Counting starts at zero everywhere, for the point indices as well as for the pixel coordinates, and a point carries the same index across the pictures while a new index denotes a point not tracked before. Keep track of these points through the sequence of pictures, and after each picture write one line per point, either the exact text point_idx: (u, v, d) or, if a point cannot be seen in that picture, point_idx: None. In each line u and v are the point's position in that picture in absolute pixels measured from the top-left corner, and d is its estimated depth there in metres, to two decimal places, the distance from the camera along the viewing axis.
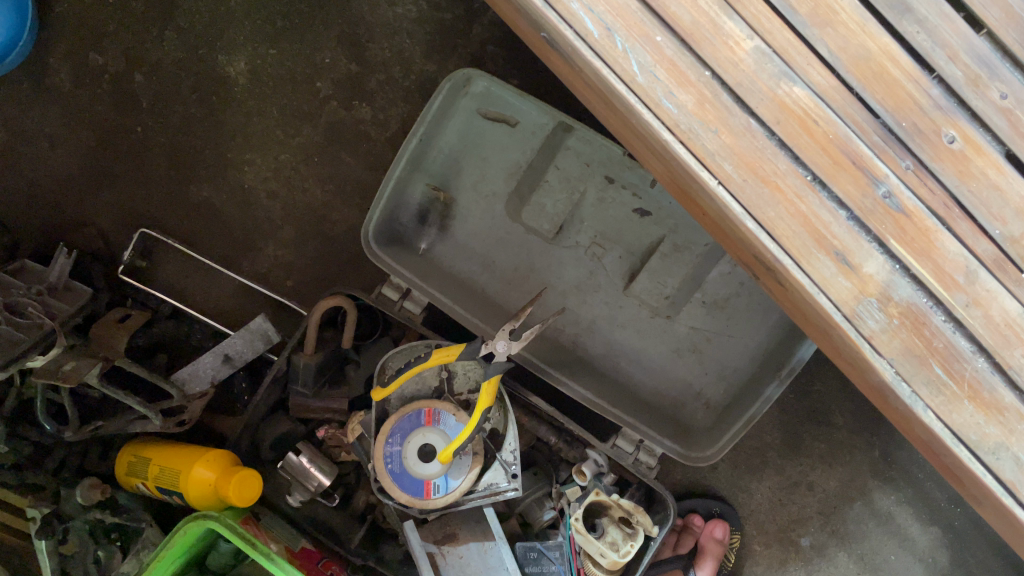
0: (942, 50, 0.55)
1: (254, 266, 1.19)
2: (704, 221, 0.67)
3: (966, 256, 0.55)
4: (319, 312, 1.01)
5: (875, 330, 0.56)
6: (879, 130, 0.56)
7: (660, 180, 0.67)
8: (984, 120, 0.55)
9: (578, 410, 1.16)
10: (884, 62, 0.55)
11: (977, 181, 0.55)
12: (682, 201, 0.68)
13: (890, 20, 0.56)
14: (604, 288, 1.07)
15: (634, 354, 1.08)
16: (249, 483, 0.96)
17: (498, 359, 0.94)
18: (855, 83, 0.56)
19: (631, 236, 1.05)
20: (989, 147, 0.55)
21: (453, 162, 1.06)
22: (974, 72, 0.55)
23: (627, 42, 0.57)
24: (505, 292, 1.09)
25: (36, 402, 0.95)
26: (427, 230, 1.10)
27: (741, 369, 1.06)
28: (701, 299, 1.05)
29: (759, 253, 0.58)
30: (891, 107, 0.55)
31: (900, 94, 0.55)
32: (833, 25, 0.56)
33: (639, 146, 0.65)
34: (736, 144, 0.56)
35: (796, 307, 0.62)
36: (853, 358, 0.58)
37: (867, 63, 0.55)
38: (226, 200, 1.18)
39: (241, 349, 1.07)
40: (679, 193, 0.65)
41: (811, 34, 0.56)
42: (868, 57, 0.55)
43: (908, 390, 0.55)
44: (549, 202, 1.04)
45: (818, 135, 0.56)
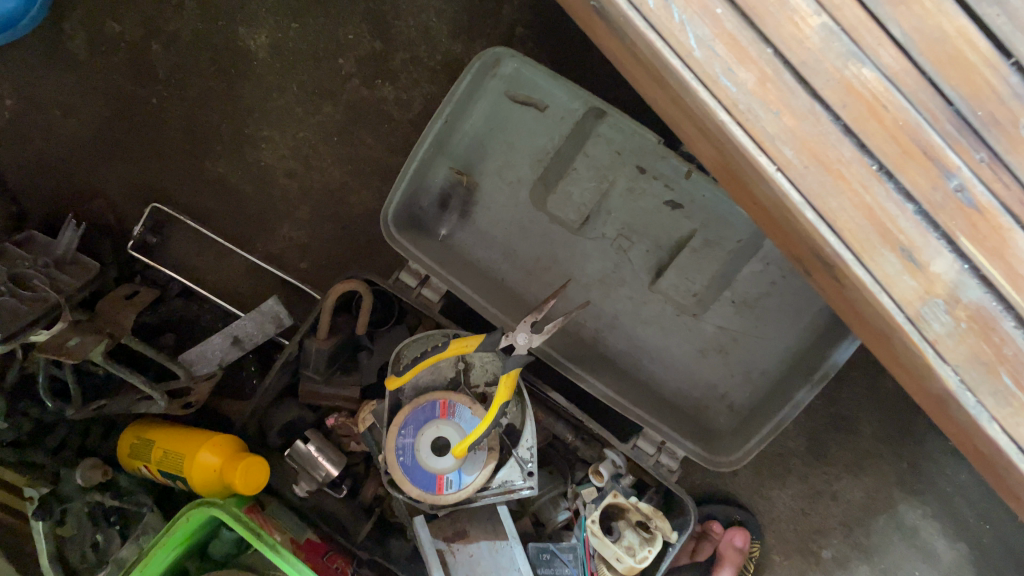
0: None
1: (268, 246, 1.15)
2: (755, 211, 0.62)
3: None
4: (334, 296, 0.98)
5: (941, 334, 0.52)
6: (951, 119, 0.51)
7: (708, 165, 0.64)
8: None
9: (597, 408, 1.12)
10: (960, 45, 0.50)
11: None
12: (737, 193, 0.64)
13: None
14: (629, 282, 1.03)
15: (657, 351, 1.05)
16: (256, 470, 0.92)
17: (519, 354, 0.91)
18: (929, 67, 0.51)
19: (661, 229, 1.00)
20: None
21: (478, 145, 1.02)
22: None
23: (685, 14, 0.53)
24: (525, 282, 1.06)
25: (38, 377, 0.92)
26: (447, 216, 1.06)
27: (769, 371, 1.02)
28: (730, 298, 1.01)
29: (815, 248, 0.55)
30: (966, 94, 0.51)
31: (976, 80, 0.50)
32: (907, 3, 0.51)
33: (690, 133, 0.61)
34: (798, 126, 0.52)
35: (853, 310, 0.58)
36: (912, 364, 0.54)
37: (943, 46, 0.50)
38: (240, 176, 1.14)
39: (251, 332, 1.05)
40: (732, 185, 0.62)
41: (883, 11, 0.51)
42: (944, 40, 0.50)
43: (973, 400, 0.51)
44: (576, 190, 1.01)
45: (887, 122, 0.52)
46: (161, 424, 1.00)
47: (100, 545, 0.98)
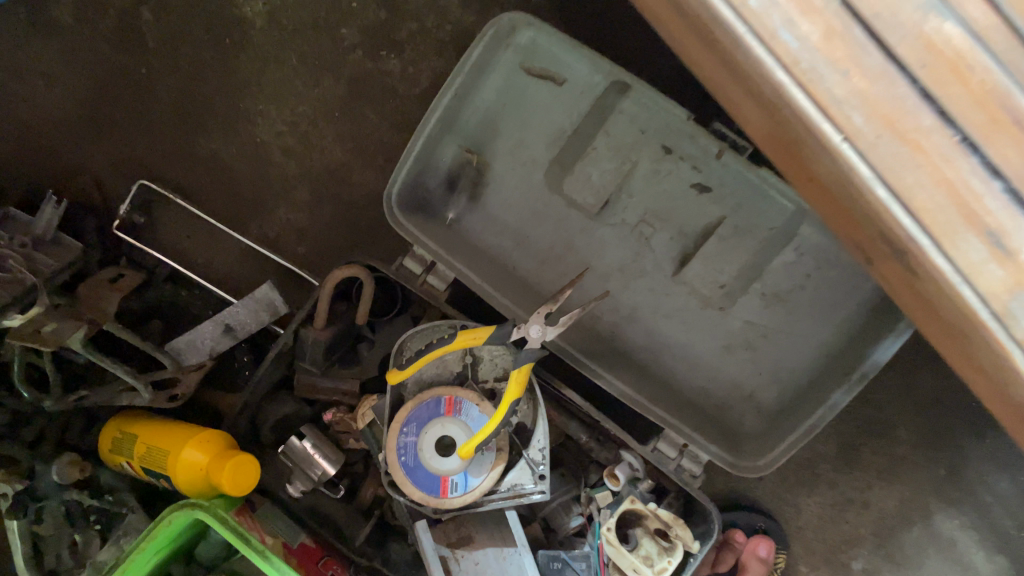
0: None
1: (263, 229, 1.08)
2: (807, 192, 0.55)
3: None
4: (332, 283, 0.90)
5: None
6: None
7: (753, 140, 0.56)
8: None
9: (613, 407, 1.05)
10: None
11: None
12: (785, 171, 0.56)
13: None
14: (651, 273, 0.96)
15: (679, 347, 0.97)
16: (245, 470, 0.84)
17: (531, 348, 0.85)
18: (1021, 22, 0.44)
19: (686, 215, 0.92)
20: None
21: (490, 122, 0.94)
22: None
23: None
24: (538, 271, 0.99)
25: (13, 364, 0.86)
26: (455, 199, 0.99)
27: (800, 370, 0.94)
28: (760, 290, 0.93)
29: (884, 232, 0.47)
30: None
31: None
32: None
33: (737, 99, 0.54)
34: (871, 89, 0.45)
35: (922, 305, 0.50)
36: (996, 369, 0.47)
37: None
38: (235, 153, 1.07)
39: (244, 319, 0.97)
40: (783, 158, 0.54)
41: None
42: None
43: None
44: (596, 171, 0.93)
45: (973, 85, 0.44)
46: (145, 418, 0.93)
47: (79, 546, 0.91)
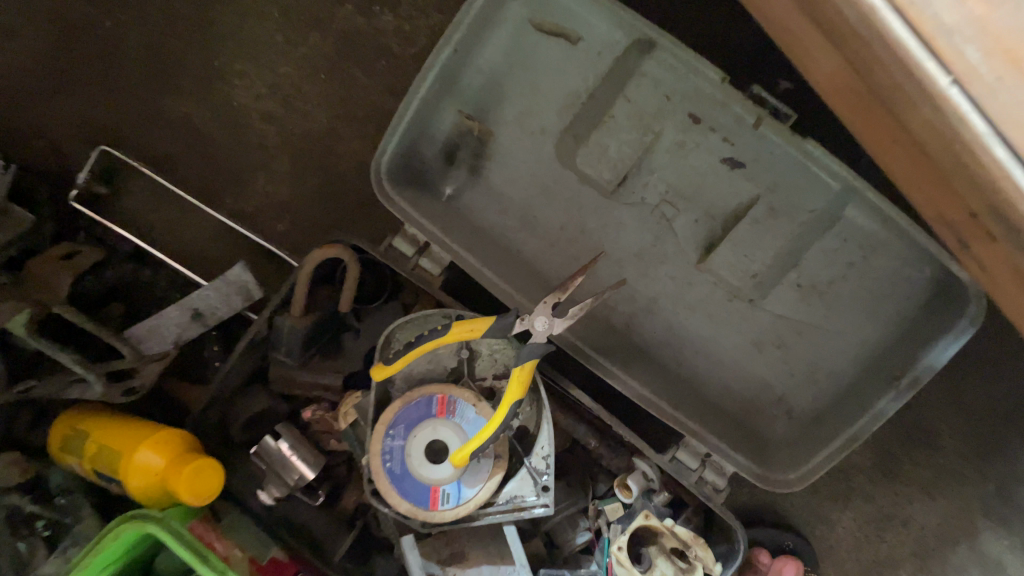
0: None
1: (239, 203, 0.96)
2: (896, 147, 0.50)
3: None
4: (311, 264, 0.80)
5: None
6: None
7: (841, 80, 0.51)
8: None
9: (623, 409, 0.94)
10: None
11: None
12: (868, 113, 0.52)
13: None
14: (672, 259, 0.85)
15: (702, 343, 0.87)
16: (206, 476, 0.74)
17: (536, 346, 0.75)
18: None
19: (714, 194, 0.81)
20: None
21: (494, 85, 0.83)
22: None
23: None
24: (547, 256, 0.88)
25: None
26: (454, 172, 0.88)
27: (839, 371, 0.83)
28: (797, 281, 0.82)
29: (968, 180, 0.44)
30: None
31: None
32: None
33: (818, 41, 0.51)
34: (990, 17, 0.39)
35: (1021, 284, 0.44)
36: None
37: None
38: (210, 118, 0.96)
39: (214, 304, 0.88)
40: (865, 102, 0.50)
41: None
42: None
43: None
44: (613, 143, 0.82)
45: None
46: (100, 413, 0.82)
47: (22, 554, 0.78)
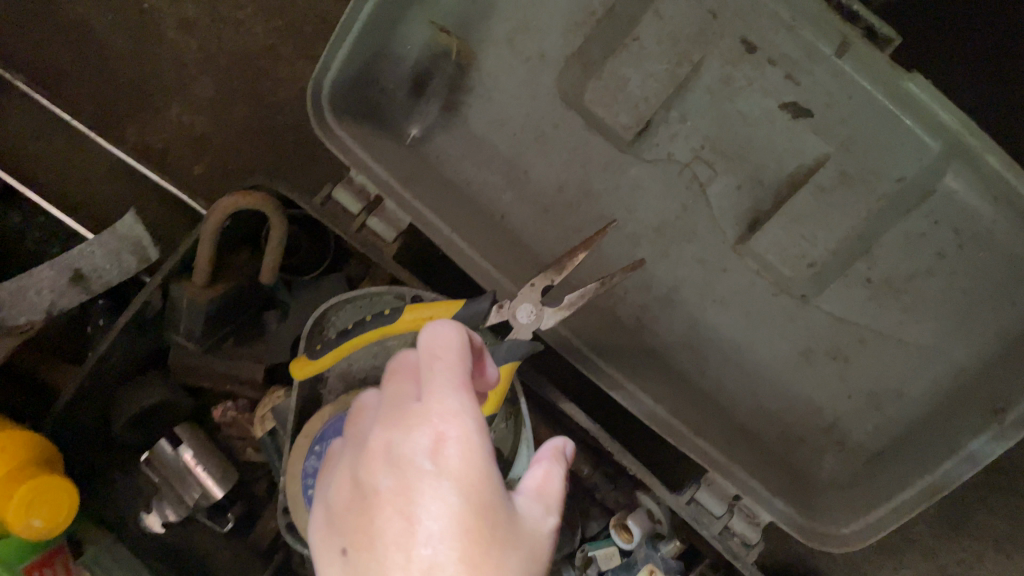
0: None
1: (144, 136, 0.79)
2: None
3: None
4: (218, 217, 0.59)
5: None
6: None
7: None
8: None
9: (614, 422, 0.78)
10: None
11: None
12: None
13: None
14: (703, 237, 0.65)
15: (732, 347, 0.67)
16: (53, 498, 0.54)
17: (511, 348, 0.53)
18: None
19: (764, 151, 0.61)
20: None
21: None
22: None
23: None
24: (536, 224, 0.68)
25: None
26: (423, 108, 0.67)
27: (913, 398, 0.64)
28: (867, 275, 0.62)
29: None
30: None
31: None
32: None
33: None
34: None
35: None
36: None
37: None
38: (111, 26, 0.77)
39: (100, 266, 0.66)
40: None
41: None
42: None
43: None
44: (636, 77, 0.60)
45: None
46: None
47: None
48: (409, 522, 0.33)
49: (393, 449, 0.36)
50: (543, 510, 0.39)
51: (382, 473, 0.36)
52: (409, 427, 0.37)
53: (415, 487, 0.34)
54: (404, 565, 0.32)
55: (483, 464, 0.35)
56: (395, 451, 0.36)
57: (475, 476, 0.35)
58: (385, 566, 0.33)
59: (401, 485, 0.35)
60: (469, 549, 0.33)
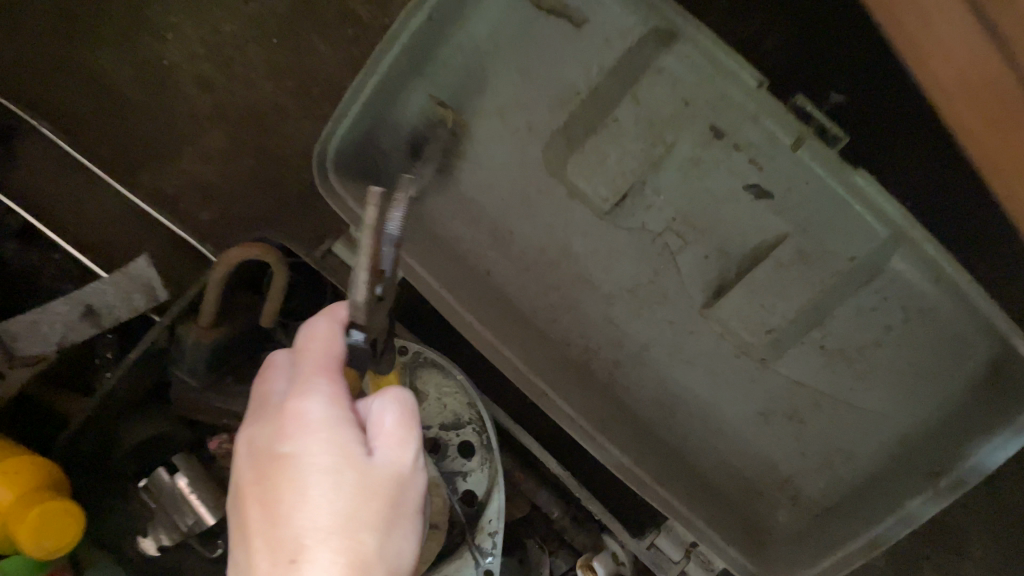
0: None
1: (158, 183, 0.84)
2: None
3: None
4: (226, 266, 0.64)
5: None
6: None
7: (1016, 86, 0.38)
8: None
9: (589, 467, 0.82)
10: None
11: None
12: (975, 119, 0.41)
13: None
14: (673, 301, 0.70)
15: (699, 405, 0.72)
16: (61, 521, 0.59)
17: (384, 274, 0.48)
18: None
19: (731, 227, 0.66)
20: None
21: (475, 69, 0.69)
22: None
23: None
24: (519, 283, 0.73)
25: None
26: (419, 170, 0.73)
27: (860, 459, 0.68)
28: (821, 342, 0.67)
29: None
30: None
31: None
32: None
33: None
34: None
35: None
36: None
37: None
38: (134, 79, 0.83)
39: (111, 304, 0.72)
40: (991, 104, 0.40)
41: None
42: None
43: None
44: (614, 153, 0.66)
45: None
46: None
47: None
48: (274, 506, 0.41)
49: (258, 445, 0.43)
50: (403, 449, 0.45)
51: (249, 467, 0.43)
52: (272, 426, 0.44)
53: (277, 476, 0.41)
54: (273, 540, 0.40)
55: (328, 439, 0.42)
56: (258, 447, 0.43)
57: (325, 453, 0.42)
58: (257, 546, 0.40)
59: (265, 474, 0.42)
60: (329, 506, 0.40)
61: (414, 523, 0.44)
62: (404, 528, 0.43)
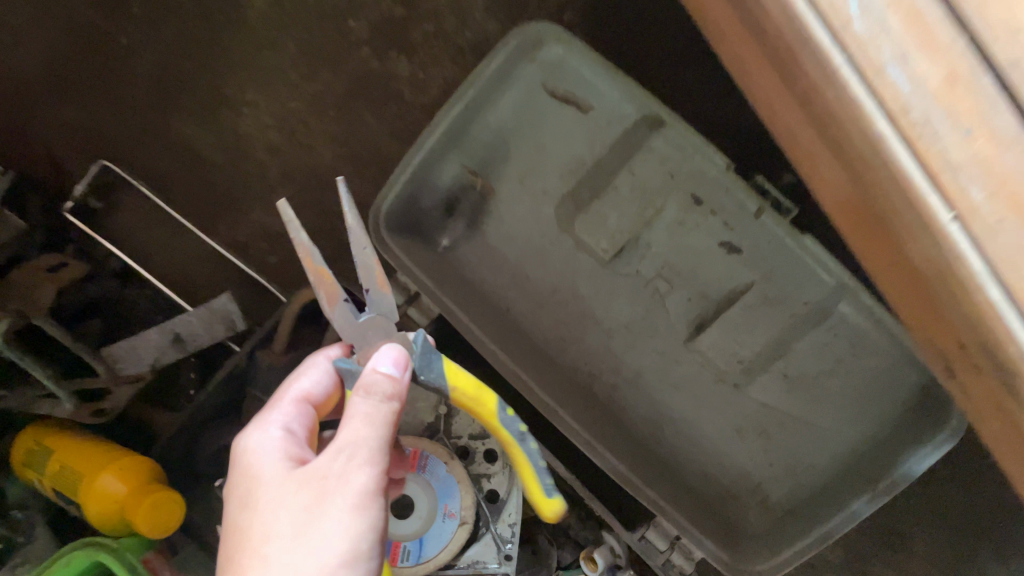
0: None
1: (233, 230, 0.99)
2: (891, 285, 0.42)
3: None
4: (299, 302, 0.81)
5: None
6: None
7: (849, 202, 0.41)
8: None
9: (594, 475, 0.96)
10: None
11: None
12: (847, 231, 0.43)
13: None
14: (662, 334, 0.84)
15: (684, 423, 0.86)
16: (165, 508, 0.74)
17: (373, 295, 0.58)
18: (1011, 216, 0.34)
19: (709, 276, 0.81)
20: None
21: (501, 143, 0.84)
22: None
23: (896, 44, 0.35)
24: (535, 317, 0.88)
25: None
26: (453, 224, 0.89)
27: (816, 468, 0.82)
28: (783, 371, 0.81)
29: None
30: None
31: None
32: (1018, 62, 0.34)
33: (776, 87, 0.42)
34: (997, 157, 0.34)
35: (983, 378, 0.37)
36: None
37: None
38: (213, 142, 0.98)
39: (197, 332, 0.87)
40: (857, 231, 0.42)
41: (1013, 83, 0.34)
42: None
43: None
44: (613, 215, 0.81)
45: None
46: (66, 430, 0.81)
47: None
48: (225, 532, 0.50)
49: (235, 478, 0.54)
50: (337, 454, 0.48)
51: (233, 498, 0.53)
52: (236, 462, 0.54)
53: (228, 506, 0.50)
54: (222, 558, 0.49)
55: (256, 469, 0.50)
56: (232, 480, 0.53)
57: (249, 481, 0.50)
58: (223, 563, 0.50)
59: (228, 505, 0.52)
60: (248, 526, 0.48)
61: (341, 528, 0.46)
62: (321, 529, 0.46)
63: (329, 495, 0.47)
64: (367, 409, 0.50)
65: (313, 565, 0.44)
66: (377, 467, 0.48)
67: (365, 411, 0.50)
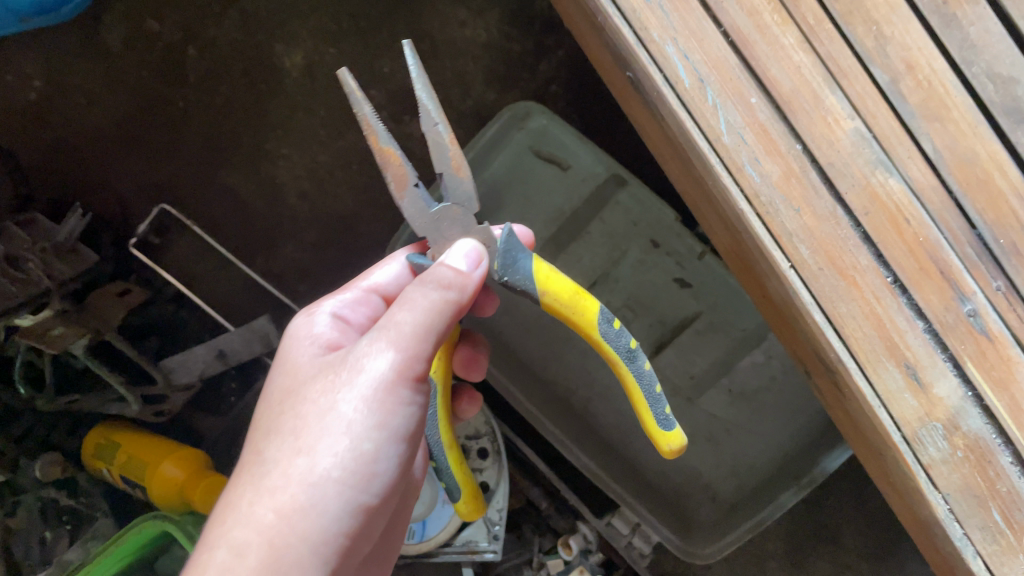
0: (948, 236, 0.51)
1: (269, 263, 1.17)
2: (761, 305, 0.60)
3: (964, 393, 0.51)
4: None
5: (910, 416, 0.51)
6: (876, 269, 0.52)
7: (725, 250, 0.60)
8: (982, 275, 0.51)
9: (572, 478, 1.12)
10: (896, 217, 0.52)
11: (962, 336, 0.51)
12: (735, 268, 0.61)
13: (840, 189, 0.52)
14: None
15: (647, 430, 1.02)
16: (217, 488, 0.90)
17: (449, 182, 0.62)
18: (825, 265, 0.52)
19: (667, 305, 0.98)
20: (972, 287, 0.51)
21: (496, 194, 1.01)
22: (958, 228, 0.51)
23: (754, 150, 0.53)
24: (522, 339, 1.05)
25: (43, 370, 0.92)
26: None
27: (756, 465, 0.97)
28: (728, 386, 0.97)
29: (841, 387, 0.54)
30: (908, 274, 0.51)
31: (915, 246, 0.51)
32: (830, 159, 0.53)
33: (680, 171, 0.61)
34: (818, 227, 0.53)
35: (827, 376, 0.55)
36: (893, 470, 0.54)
37: (835, 244, 0.52)
38: (253, 189, 1.16)
39: (237, 348, 1.03)
40: (738, 266, 0.59)
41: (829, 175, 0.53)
42: (879, 209, 0.52)
43: (945, 506, 0.51)
44: (587, 255, 0.99)
45: (842, 266, 0.52)
46: (129, 430, 0.97)
47: (48, 542, 0.93)
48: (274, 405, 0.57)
49: None
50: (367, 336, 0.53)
51: None
52: None
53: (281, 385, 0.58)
54: None
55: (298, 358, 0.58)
56: None
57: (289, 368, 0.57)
58: None
59: None
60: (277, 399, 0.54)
61: (344, 419, 0.50)
62: (325, 412, 0.50)
63: (342, 383, 0.51)
64: (420, 297, 0.53)
65: (305, 444, 0.49)
66: (401, 352, 0.51)
67: (416, 297, 0.53)
